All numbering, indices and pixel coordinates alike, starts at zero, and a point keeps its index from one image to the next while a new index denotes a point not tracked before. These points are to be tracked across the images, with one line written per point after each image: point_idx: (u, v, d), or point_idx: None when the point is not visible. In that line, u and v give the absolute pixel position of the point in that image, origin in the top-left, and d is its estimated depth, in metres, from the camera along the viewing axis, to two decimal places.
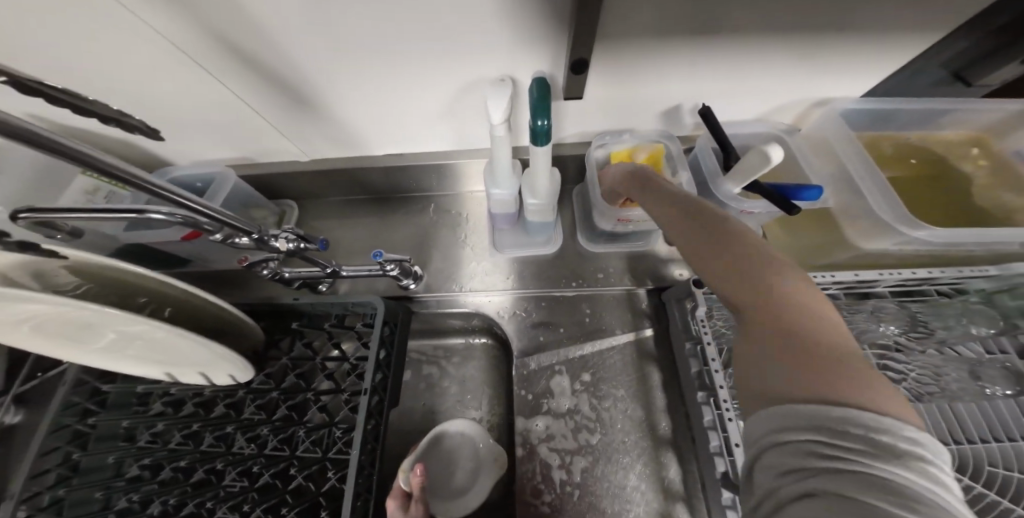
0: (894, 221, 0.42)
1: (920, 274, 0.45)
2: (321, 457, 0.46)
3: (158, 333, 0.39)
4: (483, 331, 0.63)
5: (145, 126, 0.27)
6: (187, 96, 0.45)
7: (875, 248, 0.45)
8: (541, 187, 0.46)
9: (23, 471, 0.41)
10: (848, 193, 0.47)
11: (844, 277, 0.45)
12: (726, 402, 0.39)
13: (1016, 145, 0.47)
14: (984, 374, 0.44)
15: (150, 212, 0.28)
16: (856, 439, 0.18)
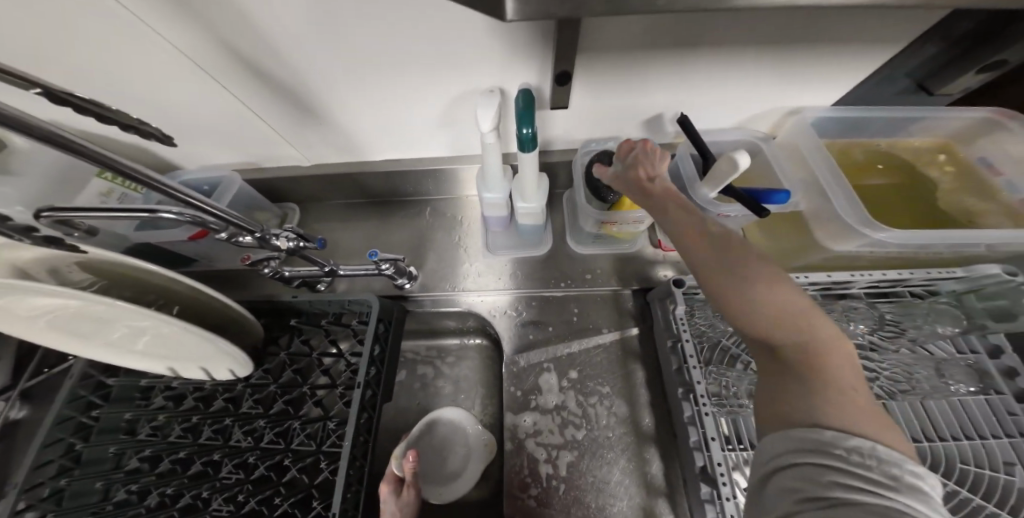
0: (857, 224, 0.44)
1: (891, 276, 0.46)
2: (315, 449, 0.47)
3: (166, 328, 0.41)
4: (476, 331, 0.65)
5: (161, 134, 0.29)
6: (196, 103, 0.48)
7: (841, 250, 0.47)
8: (529, 190, 0.49)
9: (27, 460, 0.42)
10: (818, 197, 0.48)
11: (819, 278, 0.46)
12: (704, 396, 0.41)
13: (980, 152, 0.50)
14: (950, 371, 0.46)
15: (162, 212, 0.30)
16: (873, 469, 0.20)
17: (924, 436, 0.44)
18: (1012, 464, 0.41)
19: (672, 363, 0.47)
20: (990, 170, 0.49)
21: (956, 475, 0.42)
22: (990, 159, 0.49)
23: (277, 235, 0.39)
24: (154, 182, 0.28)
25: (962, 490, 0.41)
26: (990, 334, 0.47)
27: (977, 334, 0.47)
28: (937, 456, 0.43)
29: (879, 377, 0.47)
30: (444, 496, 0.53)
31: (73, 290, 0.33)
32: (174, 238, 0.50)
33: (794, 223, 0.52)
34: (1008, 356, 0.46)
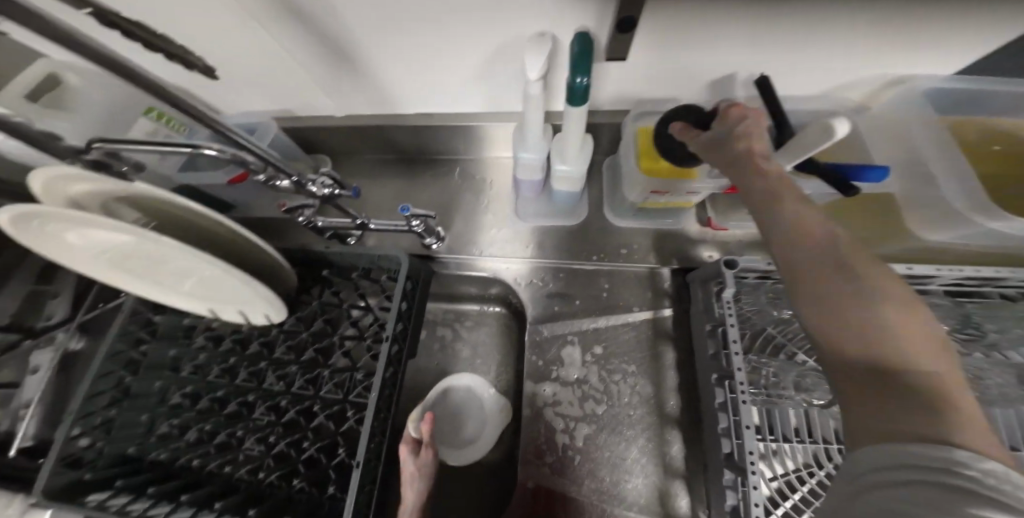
0: (967, 212, 0.38)
1: (984, 273, 0.41)
2: (342, 398, 0.48)
3: (206, 267, 0.41)
4: (496, 298, 0.64)
5: (206, 66, 0.28)
6: (235, 45, 0.46)
7: (940, 239, 0.42)
8: (572, 152, 0.45)
9: (81, 390, 0.44)
10: (913, 179, 0.43)
11: (896, 270, 0.42)
12: (743, 385, 0.38)
13: None
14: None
15: (202, 148, 0.29)
16: (1007, 492, 0.16)
17: None
18: None
19: (708, 348, 0.44)
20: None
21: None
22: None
23: (312, 181, 0.38)
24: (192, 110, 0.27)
25: None
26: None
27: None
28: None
29: None
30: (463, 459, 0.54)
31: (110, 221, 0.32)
32: (215, 182, 0.51)
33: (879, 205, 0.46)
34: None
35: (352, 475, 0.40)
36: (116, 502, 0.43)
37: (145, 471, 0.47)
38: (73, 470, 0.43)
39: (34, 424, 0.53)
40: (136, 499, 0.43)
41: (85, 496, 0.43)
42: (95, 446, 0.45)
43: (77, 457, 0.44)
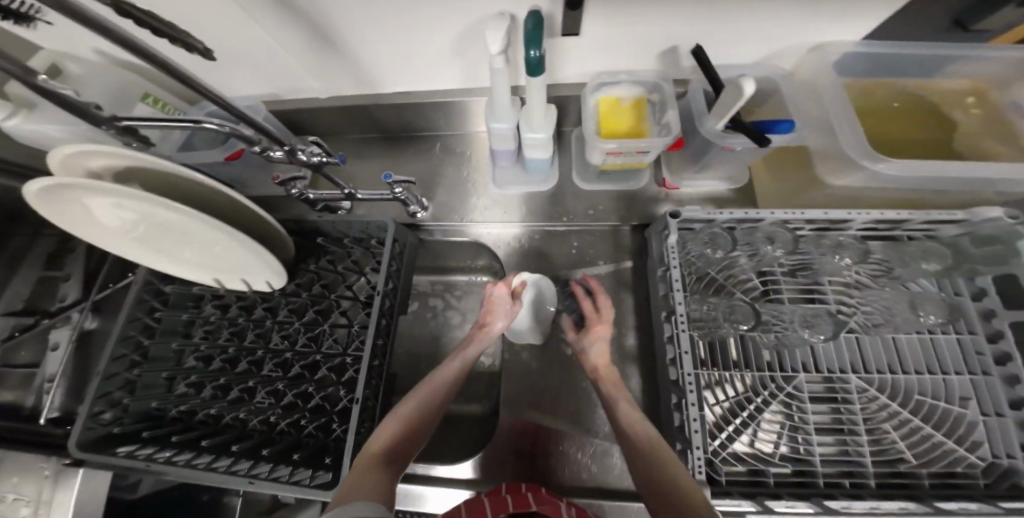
0: (860, 157, 0.46)
1: (894, 216, 0.48)
2: (344, 351, 0.54)
3: (212, 234, 0.45)
4: (484, 269, 0.71)
5: (204, 49, 0.32)
6: (217, 31, 0.49)
7: (845, 183, 0.49)
8: (539, 120, 0.51)
9: (105, 352, 0.48)
10: (824, 135, 0.50)
11: (816, 216, 0.48)
12: (681, 317, 0.45)
13: (1012, 97, 0.49)
14: (921, 303, 0.46)
15: (205, 122, 0.34)
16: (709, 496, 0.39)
17: (889, 369, 0.47)
18: (966, 399, 0.44)
19: (659, 290, 0.51)
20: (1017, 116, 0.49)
21: (913, 406, 0.45)
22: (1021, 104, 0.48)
23: (302, 150, 0.42)
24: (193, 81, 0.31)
25: (916, 420, 0.45)
26: (976, 277, 0.48)
27: (960, 275, 0.49)
28: (900, 387, 0.47)
29: (855, 312, 0.50)
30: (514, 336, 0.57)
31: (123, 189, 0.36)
32: (210, 159, 0.54)
33: (800, 157, 0.54)
34: (989, 298, 0.47)
35: (353, 411, 0.45)
36: (144, 451, 0.48)
37: (167, 425, 0.52)
38: (101, 426, 0.48)
39: (59, 398, 0.57)
40: (163, 448, 0.48)
41: (116, 447, 0.48)
42: (120, 404, 0.50)
43: (103, 414, 0.48)
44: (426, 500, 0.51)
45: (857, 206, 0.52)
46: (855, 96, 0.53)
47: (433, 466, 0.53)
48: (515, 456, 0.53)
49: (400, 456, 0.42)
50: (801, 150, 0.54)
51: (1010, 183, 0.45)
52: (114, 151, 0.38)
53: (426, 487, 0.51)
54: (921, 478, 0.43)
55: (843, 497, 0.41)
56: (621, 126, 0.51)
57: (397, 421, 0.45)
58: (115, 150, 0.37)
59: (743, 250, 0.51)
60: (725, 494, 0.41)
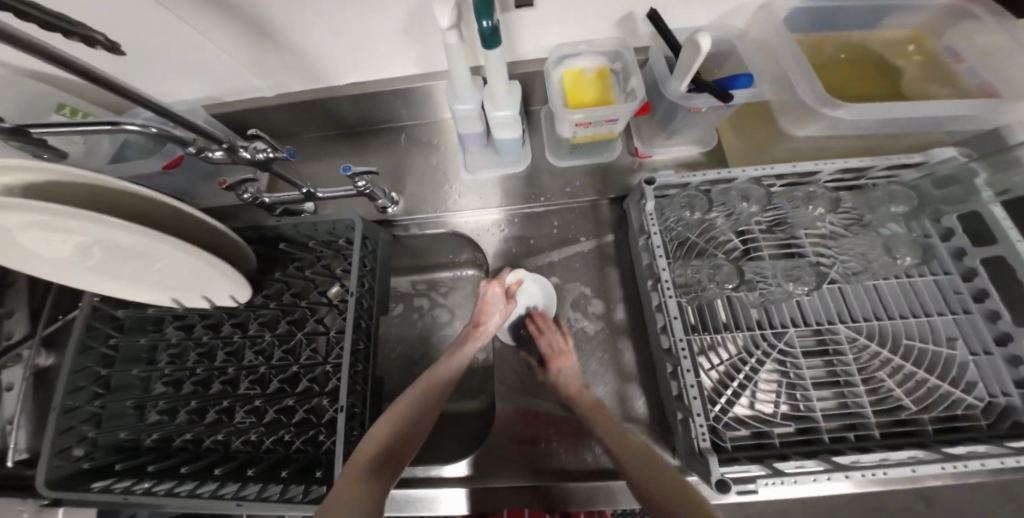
0: (817, 104, 0.45)
1: (859, 163, 0.48)
2: (323, 360, 0.52)
3: (160, 250, 0.42)
4: (469, 263, 0.70)
5: (106, 42, 0.30)
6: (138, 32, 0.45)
7: (805, 134, 0.49)
8: (501, 96, 0.49)
9: (59, 385, 0.45)
10: (781, 87, 0.49)
11: (783, 169, 0.47)
12: (667, 285, 0.45)
13: (948, 42, 0.49)
14: (895, 245, 0.46)
15: (124, 124, 0.31)
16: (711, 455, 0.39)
17: (874, 316, 0.47)
18: (954, 339, 0.45)
19: (643, 260, 0.50)
20: (953, 60, 0.49)
21: (903, 352, 0.46)
22: (955, 48, 0.49)
23: (245, 147, 0.40)
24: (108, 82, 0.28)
25: (909, 366, 0.45)
26: (943, 217, 0.49)
27: (928, 217, 0.50)
28: (887, 334, 0.47)
29: (834, 262, 0.50)
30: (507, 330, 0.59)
31: (58, 207, 0.32)
32: (148, 168, 0.51)
33: (763, 113, 0.53)
34: (957, 238, 0.48)
35: (337, 419, 0.43)
36: (121, 483, 0.44)
37: (143, 455, 0.49)
38: (71, 462, 0.44)
39: (24, 437, 0.54)
40: (141, 479, 0.45)
41: (89, 482, 0.44)
42: (87, 438, 0.46)
43: (71, 449, 0.45)
44: (440, 503, 0.49)
45: (823, 156, 0.52)
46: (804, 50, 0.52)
47: (440, 467, 0.51)
48: (520, 447, 0.51)
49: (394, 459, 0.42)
50: (764, 105, 0.53)
51: (966, 121, 0.46)
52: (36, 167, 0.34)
53: (435, 489, 0.49)
54: (924, 424, 0.43)
55: (851, 451, 0.42)
56: (586, 97, 0.50)
57: (391, 423, 0.44)
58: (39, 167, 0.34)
59: (720, 211, 0.50)
60: (733, 460, 0.41)
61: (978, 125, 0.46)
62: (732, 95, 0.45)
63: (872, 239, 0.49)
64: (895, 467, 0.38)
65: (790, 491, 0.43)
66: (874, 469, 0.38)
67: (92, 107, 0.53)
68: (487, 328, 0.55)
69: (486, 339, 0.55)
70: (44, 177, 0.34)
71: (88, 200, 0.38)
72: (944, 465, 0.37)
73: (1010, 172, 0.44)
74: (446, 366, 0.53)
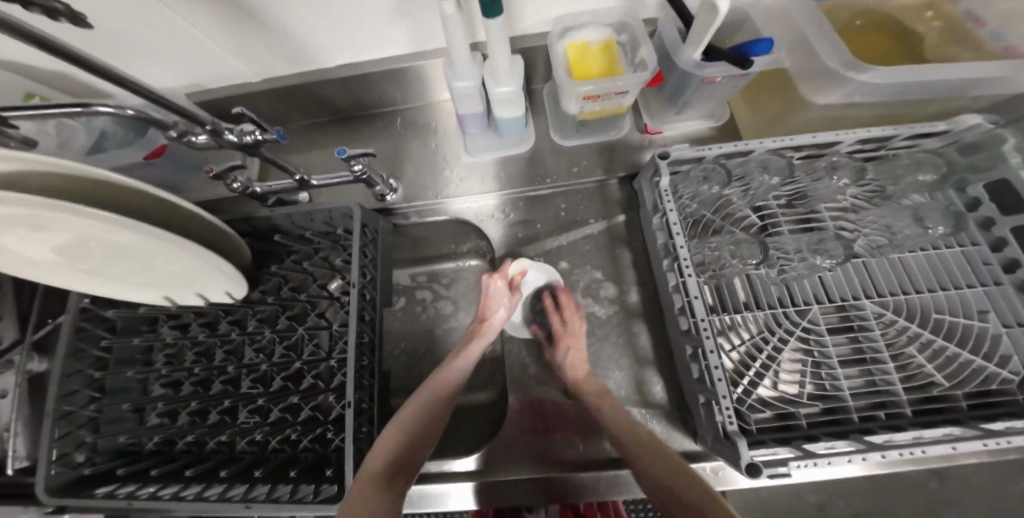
0: (842, 69, 0.42)
1: (883, 132, 0.44)
2: (327, 356, 0.49)
3: (147, 245, 0.39)
4: (473, 252, 0.67)
5: (69, 10, 0.27)
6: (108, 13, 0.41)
7: (827, 102, 0.46)
8: (504, 70, 0.46)
9: (52, 391, 0.43)
10: (802, 54, 0.45)
11: (802, 140, 0.44)
12: (686, 264, 0.42)
13: (968, 6, 0.44)
14: (924, 214, 0.43)
15: (95, 105, 0.29)
16: (739, 438, 0.37)
17: (901, 290, 0.45)
18: (985, 312, 0.42)
19: (658, 240, 0.48)
20: (974, 26, 0.44)
21: (932, 326, 0.44)
22: (976, 13, 0.44)
23: (230, 129, 0.37)
24: (73, 56, 0.26)
25: (937, 340, 0.43)
26: (968, 187, 0.45)
27: (953, 187, 0.47)
28: (915, 309, 0.45)
29: (858, 235, 0.48)
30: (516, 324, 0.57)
31: (52, 201, 0.30)
32: (129, 159, 0.48)
33: (779, 82, 0.50)
34: (985, 207, 0.44)
35: (345, 415, 0.41)
36: (125, 489, 0.43)
37: (146, 459, 0.48)
38: (71, 469, 0.43)
39: (21, 445, 0.52)
40: (145, 483, 0.44)
41: (92, 488, 0.43)
42: (85, 444, 0.44)
43: (72, 455, 0.43)
44: (449, 497, 0.48)
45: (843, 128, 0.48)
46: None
47: (449, 461, 0.49)
48: (530, 436, 0.50)
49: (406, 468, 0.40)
50: (780, 74, 0.49)
51: (996, 85, 0.43)
52: (20, 156, 0.31)
53: (447, 484, 0.48)
54: (957, 400, 0.41)
55: (882, 430, 0.40)
56: (594, 70, 0.47)
57: (401, 430, 0.42)
58: (18, 155, 0.31)
59: (737, 185, 0.48)
60: (760, 443, 0.40)
61: (1007, 89, 0.43)
62: (752, 61, 0.41)
63: (896, 210, 0.46)
64: (934, 446, 0.36)
65: (819, 473, 0.41)
66: (911, 449, 0.36)
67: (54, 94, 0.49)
68: (491, 326, 0.52)
69: (492, 337, 0.52)
70: (29, 167, 0.32)
71: (74, 191, 0.35)
72: (985, 442, 0.35)
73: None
74: (452, 369, 0.50)
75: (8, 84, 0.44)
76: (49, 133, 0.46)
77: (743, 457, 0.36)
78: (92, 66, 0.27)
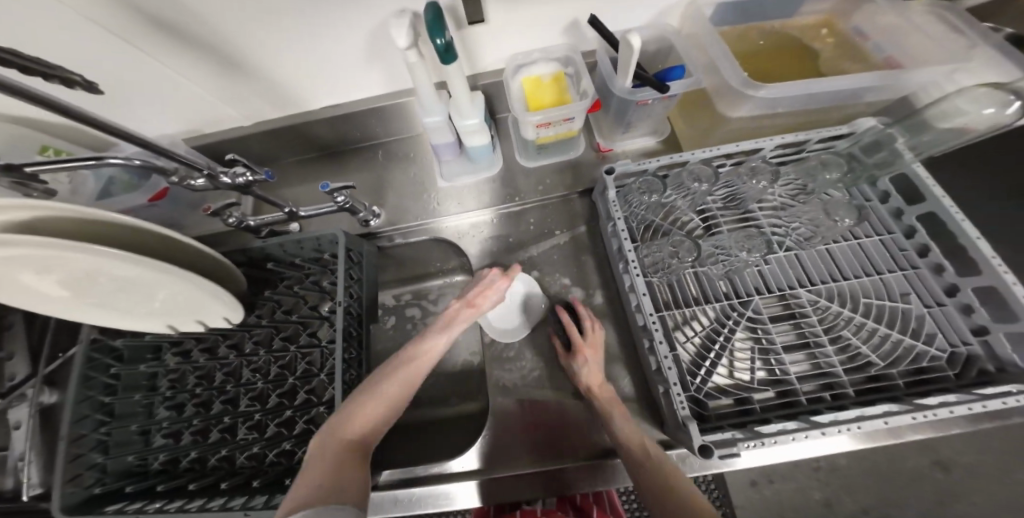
0: (742, 87, 0.48)
1: (796, 139, 0.51)
2: (317, 374, 0.53)
3: (154, 277, 0.44)
4: (458, 268, 0.72)
5: (86, 81, 0.33)
6: (112, 74, 0.48)
7: (742, 115, 0.52)
8: (467, 105, 0.52)
9: (66, 416, 0.47)
10: (715, 76, 0.52)
11: (729, 149, 0.50)
12: (633, 262, 0.47)
13: (855, 23, 0.53)
14: (832, 208, 0.50)
15: (107, 157, 0.34)
16: (690, 421, 0.41)
17: (831, 278, 0.50)
18: (907, 294, 0.47)
19: (613, 245, 0.53)
20: (861, 40, 0.52)
21: (863, 310, 0.48)
22: (861, 29, 0.52)
23: (225, 173, 0.43)
24: (66, 109, 0.31)
25: (869, 322, 0.47)
26: (878, 181, 0.52)
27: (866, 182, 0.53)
28: (845, 294, 0.49)
29: (790, 232, 0.53)
30: (510, 337, 0.59)
31: (68, 241, 0.35)
32: (132, 202, 0.54)
33: (703, 99, 0.56)
34: (893, 199, 0.51)
35: None
36: (133, 505, 0.48)
37: (152, 478, 0.52)
38: (83, 488, 0.47)
39: (36, 472, 0.57)
40: (150, 501, 0.48)
41: (103, 507, 0.47)
42: (96, 465, 0.48)
43: (82, 476, 0.47)
44: (455, 497, 0.50)
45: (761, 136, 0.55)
46: (732, 41, 0.55)
47: (447, 463, 0.52)
48: (525, 433, 0.52)
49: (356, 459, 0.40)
50: (703, 94, 0.56)
51: (880, 91, 0.49)
52: (45, 205, 0.37)
53: (450, 484, 0.50)
54: (894, 378, 0.45)
55: (828, 410, 0.44)
56: (546, 100, 0.53)
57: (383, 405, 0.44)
58: (49, 204, 0.37)
59: (676, 193, 0.53)
60: (716, 428, 0.43)
61: (893, 93, 0.50)
62: (669, 86, 0.48)
63: (817, 207, 0.52)
64: (869, 420, 0.40)
65: (766, 454, 0.45)
66: (848, 424, 0.40)
67: (72, 146, 0.55)
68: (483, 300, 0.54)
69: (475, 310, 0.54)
70: (53, 213, 0.37)
71: (88, 233, 0.40)
72: (913, 415, 0.39)
73: (923, 134, 0.46)
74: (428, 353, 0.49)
75: (26, 139, 0.50)
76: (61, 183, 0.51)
77: (695, 438, 0.40)
78: (84, 117, 0.32)
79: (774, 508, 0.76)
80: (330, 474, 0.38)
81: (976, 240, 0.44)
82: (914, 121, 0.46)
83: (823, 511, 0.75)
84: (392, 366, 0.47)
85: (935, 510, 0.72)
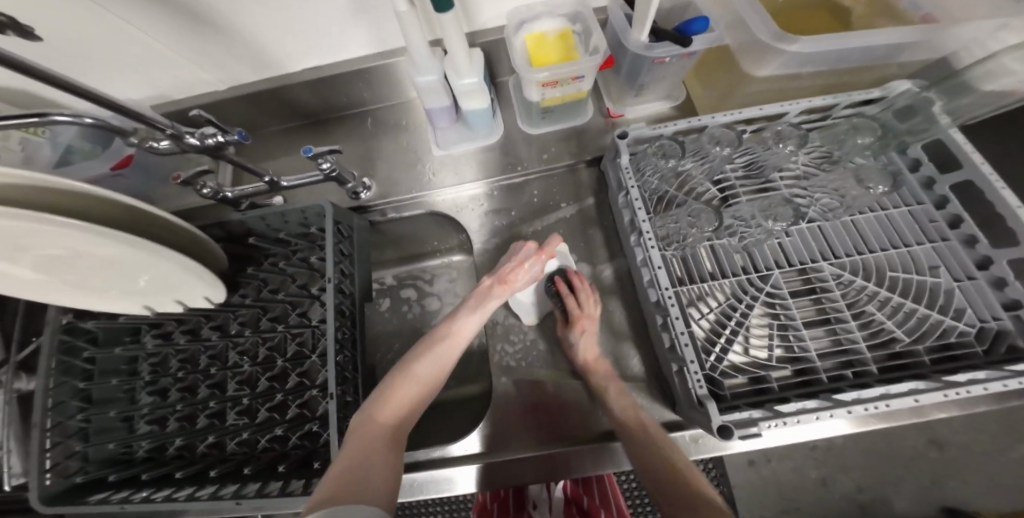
0: (773, 41, 0.43)
1: (823, 102, 0.47)
2: (310, 356, 0.50)
3: (127, 255, 0.40)
4: (456, 246, 0.68)
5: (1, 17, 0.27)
6: (62, 27, 0.42)
7: (766, 74, 0.48)
8: (463, 63, 0.47)
9: (38, 403, 0.43)
10: (741, 31, 0.47)
11: (751, 113, 0.46)
12: (647, 234, 0.44)
13: None
14: (865, 176, 0.46)
15: (52, 114, 0.29)
16: (707, 398, 0.38)
17: (856, 251, 0.47)
18: (936, 267, 0.44)
19: (625, 217, 0.50)
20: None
21: (888, 284, 0.45)
22: None
23: (191, 133, 0.38)
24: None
25: (895, 298, 0.44)
26: (908, 148, 0.48)
27: (895, 149, 0.49)
28: (870, 268, 0.46)
29: (812, 203, 0.50)
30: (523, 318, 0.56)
31: (29, 212, 0.30)
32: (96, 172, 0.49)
33: (723, 58, 0.52)
34: (925, 167, 0.47)
35: (327, 406, 0.42)
36: (118, 494, 0.44)
37: (138, 465, 0.49)
38: (65, 477, 0.44)
39: (16, 461, 0.53)
40: (138, 489, 0.45)
41: (86, 496, 0.44)
42: (76, 453, 0.45)
43: (63, 465, 0.44)
44: (455, 483, 0.48)
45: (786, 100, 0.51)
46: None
47: (450, 446, 0.49)
48: (533, 414, 0.50)
49: (385, 449, 0.38)
50: (724, 52, 0.51)
51: (916, 49, 0.45)
52: None
53: (453, 468, 0.48)
54: (920, 355, 0.43)
55: (850, 388, 0.41)
56: (553, 57, 0.48)
57: (410, 394, 0.43)
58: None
59: (693, 160, 0.50)
60: (733, 407, 0.40)
61: (930, 53, 0.46)
62: (691, 40, 0.44)
63: (845, 174, 0.48)
64: (898, 398, 0.37)
65: (785, 434, 0.43)
66: (876, 403, 0.37)
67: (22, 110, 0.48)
68: (512, 283, 0.50)
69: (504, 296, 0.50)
70: (7, 179, 0.32)
71: (47, 203, 0.35)
72: (946, 393, 0.37)
73: (962, 98, 0.42)
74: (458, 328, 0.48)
75: None
76: (12, 150, 0.45)
77: (713, 416, 0.37)
78: (16, 63, 0.26)
79: (772, 487, 0.75)
80: (363, 453, 0.36)
81: (1016, 208, 0.41)
82: (952, 84, 0.42)
83: (819, 489, 0.75)
84: (424, 346, 0.47)
85: (929, 487, 0.73)
